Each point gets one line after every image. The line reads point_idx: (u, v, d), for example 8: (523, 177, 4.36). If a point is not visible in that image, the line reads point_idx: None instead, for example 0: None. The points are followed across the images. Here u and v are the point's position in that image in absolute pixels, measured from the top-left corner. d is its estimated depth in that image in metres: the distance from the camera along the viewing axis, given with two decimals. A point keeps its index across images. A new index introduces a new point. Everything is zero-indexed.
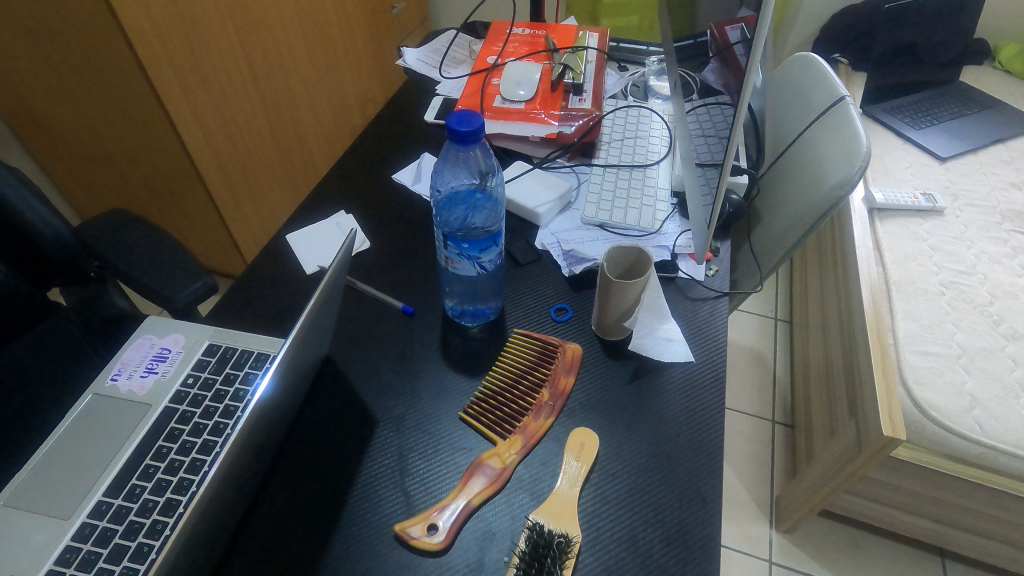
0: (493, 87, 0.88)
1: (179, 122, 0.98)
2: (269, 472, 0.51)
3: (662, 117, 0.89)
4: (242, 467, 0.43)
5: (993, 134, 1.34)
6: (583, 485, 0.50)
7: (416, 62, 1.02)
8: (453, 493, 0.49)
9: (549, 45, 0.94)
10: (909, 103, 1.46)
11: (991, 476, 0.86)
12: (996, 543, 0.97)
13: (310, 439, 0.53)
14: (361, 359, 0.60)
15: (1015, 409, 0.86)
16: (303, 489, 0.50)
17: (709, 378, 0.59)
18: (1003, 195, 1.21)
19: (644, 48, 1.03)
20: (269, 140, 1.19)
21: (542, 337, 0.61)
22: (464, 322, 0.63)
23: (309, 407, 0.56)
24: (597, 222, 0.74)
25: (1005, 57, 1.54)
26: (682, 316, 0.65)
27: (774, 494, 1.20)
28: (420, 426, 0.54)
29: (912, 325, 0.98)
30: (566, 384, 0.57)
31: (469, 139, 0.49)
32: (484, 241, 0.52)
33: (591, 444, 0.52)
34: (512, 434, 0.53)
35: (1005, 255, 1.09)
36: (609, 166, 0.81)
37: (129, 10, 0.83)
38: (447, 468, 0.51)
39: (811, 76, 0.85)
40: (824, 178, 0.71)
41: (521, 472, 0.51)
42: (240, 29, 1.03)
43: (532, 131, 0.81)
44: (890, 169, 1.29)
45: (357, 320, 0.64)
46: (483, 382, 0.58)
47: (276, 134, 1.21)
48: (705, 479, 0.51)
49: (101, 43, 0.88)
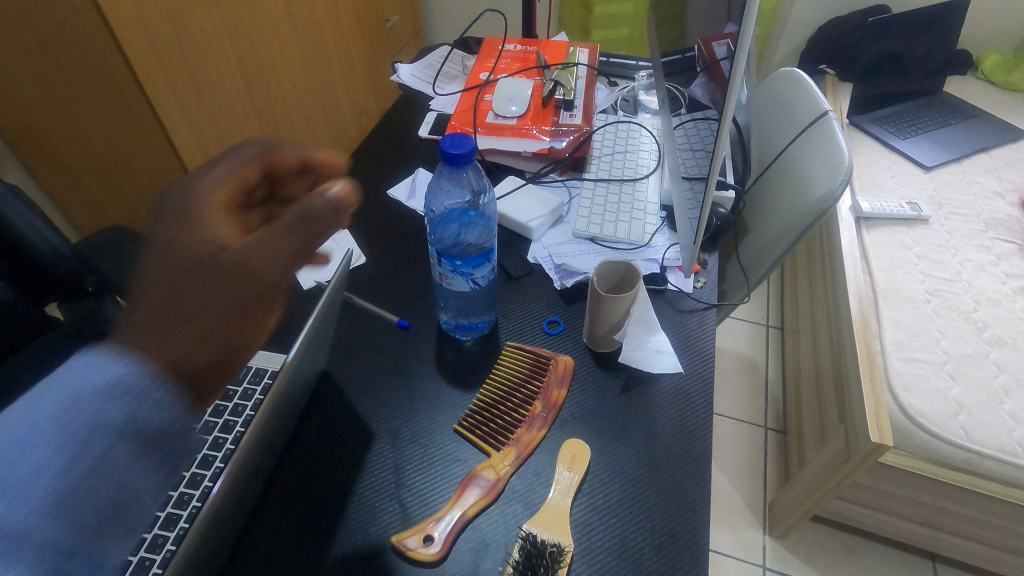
0: (487, 103, 0.90)
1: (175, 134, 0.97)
2: (269, 485, 0.52)
3: (651, 131, 0.91)
4: (245, 476, 0.45)
5: (977, 143, 1.37)
6: (574, 495, 0.51)
7: (411, 77, 1.03)
8: (448, 505, 0.50)
9: (540, 62, 0.96)
10: (894, 113, 1.50)
11: (980, 482, 0.87)
12: (984, 546, 0.98)
13: (310, 453, 0.54)
14: (356, 374, 0.61)
15: (999, 414, 0.88)
16: (305, 499, 0.51)
17: (697, 387, 0.60)
18: (986, 203, 1.24)
19: (633, 63, 1.06)
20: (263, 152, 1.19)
21: (534, 349, 0.62)
22: (458, 336, 0.65)
23: (307, 422, 0.57)
24: (588, 236, 0.75)
25: (987, 68, 1.58)
26: (671, 328, 0.66)
27: (766, 499, 1.22)
28: (417, 439, 0.56)
29: (899, 332, 1.00)
30: (559, 396, 0.58)
31: (460, 161, 0.51)
32: (477, 258, 0.53)
33: (583, 455, 0.53)
34: (506, 445, 0.54)
35: (990, 262, 1.12)
36: (600, 180, 0.83)
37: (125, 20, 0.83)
38: (442, 481, 0.52)
39: (796, 90, 0.87)
40: (810, 192, 0.73)
41: (515, 482, 0.52)
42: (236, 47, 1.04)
43: (524, 146, 0.83)
44: (876, 178, 1.31)
45: (353, 334, 0.65)
46: (478, 395, 0.59)
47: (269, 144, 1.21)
48: (694, 486, 0.52)
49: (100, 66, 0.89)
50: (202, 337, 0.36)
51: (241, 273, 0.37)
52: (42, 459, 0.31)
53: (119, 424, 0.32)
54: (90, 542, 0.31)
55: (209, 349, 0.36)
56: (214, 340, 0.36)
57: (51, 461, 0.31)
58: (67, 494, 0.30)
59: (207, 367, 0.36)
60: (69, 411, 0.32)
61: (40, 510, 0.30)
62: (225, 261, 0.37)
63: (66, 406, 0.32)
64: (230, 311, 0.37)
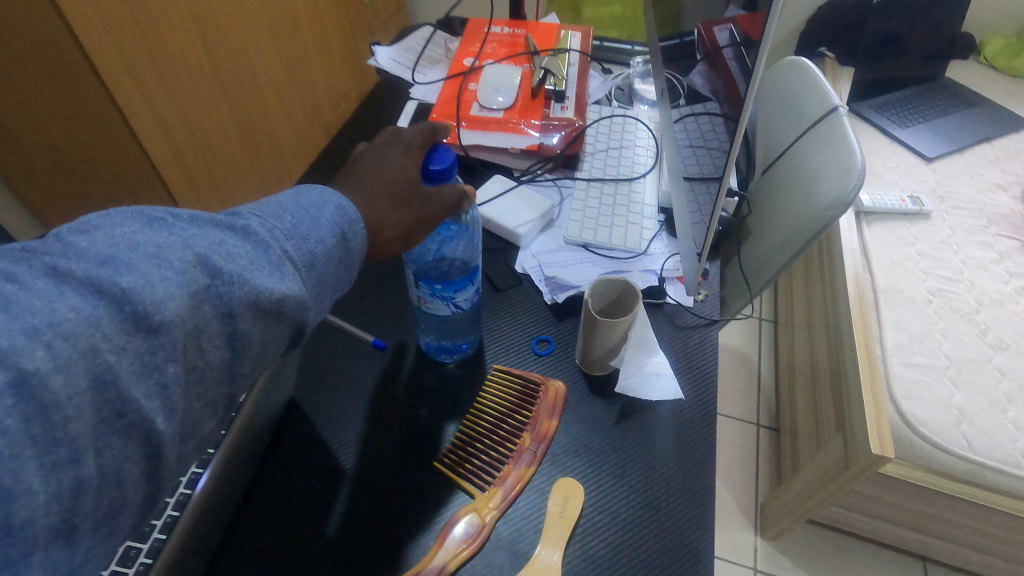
0: (471, 92, 0.83)
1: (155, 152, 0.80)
2: (230, 527, 0.47)
3: (649, 125, 0.85)
4: (203, 508, 0.43)
5: (979, 133, 1.33)
6: (566, 543, 0.47)
7: (389, 61, 0.96)
8: (428, 556, 0.45)
9: (529, 46, 0.89)
10: (895, 101, 1.44)
11: (980, 493, 0.85)
12: (977, 552, 0.97)
13: (273, 496, 0.49)
14: (328, 402, 0.56)
15: (1002, 423, 0.85)
16: (270, 546, 0.46)
17: (699, 415, 0.56)
18: (989, 197, 1.20)
19: (628, 49, 0.99)
20: (247, 164, 1.01)
21: (523, 374, 0.57)
22: (440, 359, 0.59)
23: (271, 460, 0.51)
24: (580, 242, 0.70)
25: (990, 53, 1.53)
26: (671, 346, 0.62)
27: (759, 500, 1.20)
28: (394, 477, 0.50)
29: (901, 335, 0.96)
30: (549, 428, 0.53)
31: (440, 177, 0.45)
32: (460, 281, 0.48)
33: (575, 496, 0.49)
34: (491, 486, 0.49)
35: (993, 260, 1.08)
36: (593, 180, 0.77)
37: (93, 31, 0.66)
38: (422, 529, 0.47)
39: (803, 82, 0.82)
40: (819, 195, 0.67)
41: (502, 528, 0.47)
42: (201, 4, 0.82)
43: (511, 142, 0.77)
44: (877, 170, 1.27)
45: (325, 355, 0.60)
46: (461, 425, 0.54)
47: (254, 159, 1.02)
48: (696, 529, 0.48)
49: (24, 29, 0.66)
50: (389, 222, 0.41)
51: (425, 203, 0.44)
52: (312, 228, 0.35)
53: (348, 231, 0.37)
54: (315, 307, 0.35)
55: (388, 238, 0.42)
56: (397, 232, 0.42)
57: (315, 232, 0.35)
58: (316, 260, 0.35)
59: (382, 246, 0.42)
60: (324, 205, 0.37)
61: (301, 263, 0.34)
62: (422, 186, 0.44)
63: (317, 207, 0.37)
64: (411, 221, 0.43)
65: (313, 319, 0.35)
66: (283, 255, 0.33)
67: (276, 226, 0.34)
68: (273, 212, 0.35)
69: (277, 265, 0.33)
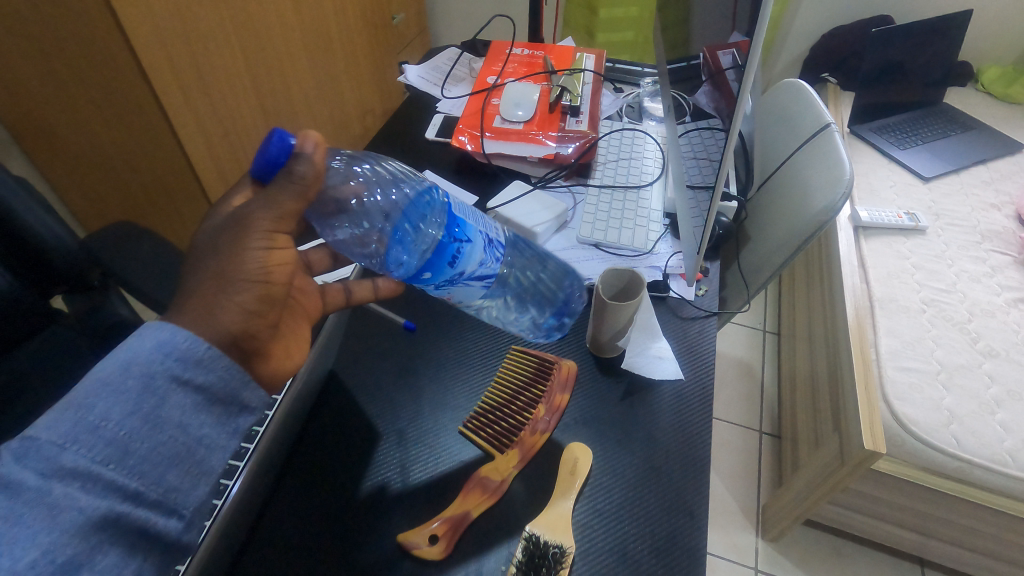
0: (493, 107, 0.92)
1: (194, 154, 0.87)
2: (269, 495, 0.52)
3: (656, 138, 0.92)
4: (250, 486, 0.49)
5: (974, 155, 1.39)
6: (576, 498, 0.53)
7: (418, 78, 1.04)
8: (453, 505, 0.51)
9: (547, 66, 0.97)
10: (894, 123, 1.51)
11: (964, 488, 0.90)
12: (970, 552, 1.01)
13: (317, 451, 0.56)
14: (363, 376, 0.63)
15: (989, 423, 0.90)
16: (314, 496, 0.53)
17: (697, 394, 0.62)
18: (983, 215, 1.25)
19: (639, 70, 1.07)
20: None
21: (540, 354, 0.63)
22: (554, 332, 0.67)
23: (316, 419, 0.59)
24: (592, 241, 0.77)
25: (986, 81, 1.60)
26: (673, 336, 0.68)
27: (761, 502, 1.24)
28: (421, 440, 0.57)
29: (894, 341, 1.02)
30: (562, 401, 0.59)
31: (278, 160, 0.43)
32: (442, 249, 0.51)
33: (585, 459, 0.55)
34: (510, 448, 0.55)
35: (984, 274, 1.13)
36: (604, 187, 0.84)
37: (148, 42, 0.74)
38: (445, 480, 0.54)
39: (797, 102, 0.89)
40: (812, 202, 0.73)
41: (519, 484, 0.53)
42: (246, 25, 0.90)
43: (530, 151, 0.85)
44: (875, 188, 1.33)
45: (361, 336, 0.67)
46: (483, 398, 0.60)
47: None
48: (693, 491, 0.54)
49: (90, 44, 0.74)
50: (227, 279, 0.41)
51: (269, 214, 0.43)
52: (107, 412, 0.34)
53: (180, 380, 0.36)
54: (156, 494, 0.35)
55: (245, 301, 0.41)
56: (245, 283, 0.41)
57: (115, 412, 0.34)
58: (128, 446, 0.34)
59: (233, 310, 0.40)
60: (130, 368, 0.36)
61: (106, 460, 0.33)
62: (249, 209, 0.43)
63: (120, 378, 0.35)
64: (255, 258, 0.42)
65: (155, 498, 0.34)
66: (58, 473, 0.32)
67: (42, 455, 0.32)
68: (52, 419, 0.33)
69: (42, 499, 0.31)
